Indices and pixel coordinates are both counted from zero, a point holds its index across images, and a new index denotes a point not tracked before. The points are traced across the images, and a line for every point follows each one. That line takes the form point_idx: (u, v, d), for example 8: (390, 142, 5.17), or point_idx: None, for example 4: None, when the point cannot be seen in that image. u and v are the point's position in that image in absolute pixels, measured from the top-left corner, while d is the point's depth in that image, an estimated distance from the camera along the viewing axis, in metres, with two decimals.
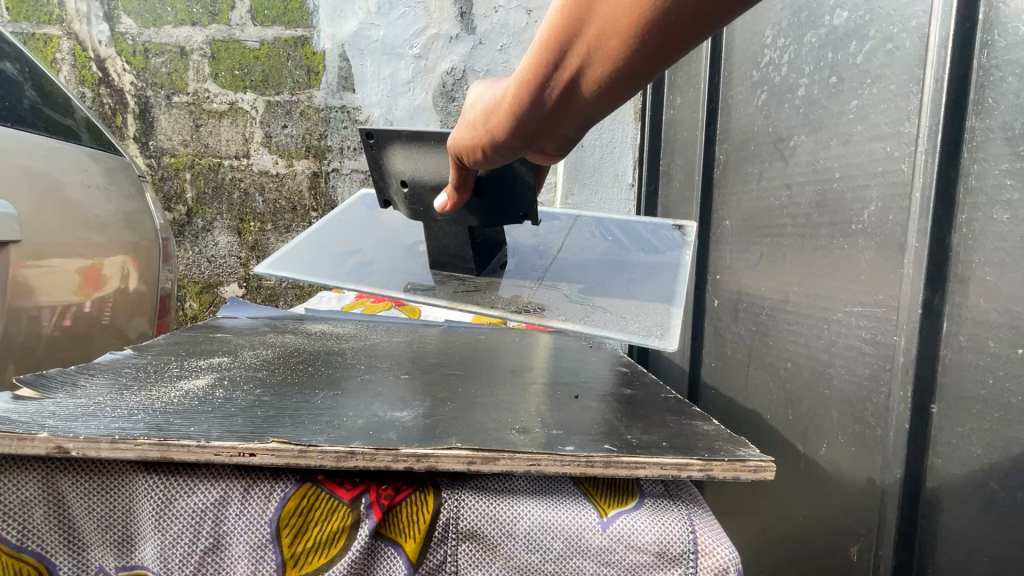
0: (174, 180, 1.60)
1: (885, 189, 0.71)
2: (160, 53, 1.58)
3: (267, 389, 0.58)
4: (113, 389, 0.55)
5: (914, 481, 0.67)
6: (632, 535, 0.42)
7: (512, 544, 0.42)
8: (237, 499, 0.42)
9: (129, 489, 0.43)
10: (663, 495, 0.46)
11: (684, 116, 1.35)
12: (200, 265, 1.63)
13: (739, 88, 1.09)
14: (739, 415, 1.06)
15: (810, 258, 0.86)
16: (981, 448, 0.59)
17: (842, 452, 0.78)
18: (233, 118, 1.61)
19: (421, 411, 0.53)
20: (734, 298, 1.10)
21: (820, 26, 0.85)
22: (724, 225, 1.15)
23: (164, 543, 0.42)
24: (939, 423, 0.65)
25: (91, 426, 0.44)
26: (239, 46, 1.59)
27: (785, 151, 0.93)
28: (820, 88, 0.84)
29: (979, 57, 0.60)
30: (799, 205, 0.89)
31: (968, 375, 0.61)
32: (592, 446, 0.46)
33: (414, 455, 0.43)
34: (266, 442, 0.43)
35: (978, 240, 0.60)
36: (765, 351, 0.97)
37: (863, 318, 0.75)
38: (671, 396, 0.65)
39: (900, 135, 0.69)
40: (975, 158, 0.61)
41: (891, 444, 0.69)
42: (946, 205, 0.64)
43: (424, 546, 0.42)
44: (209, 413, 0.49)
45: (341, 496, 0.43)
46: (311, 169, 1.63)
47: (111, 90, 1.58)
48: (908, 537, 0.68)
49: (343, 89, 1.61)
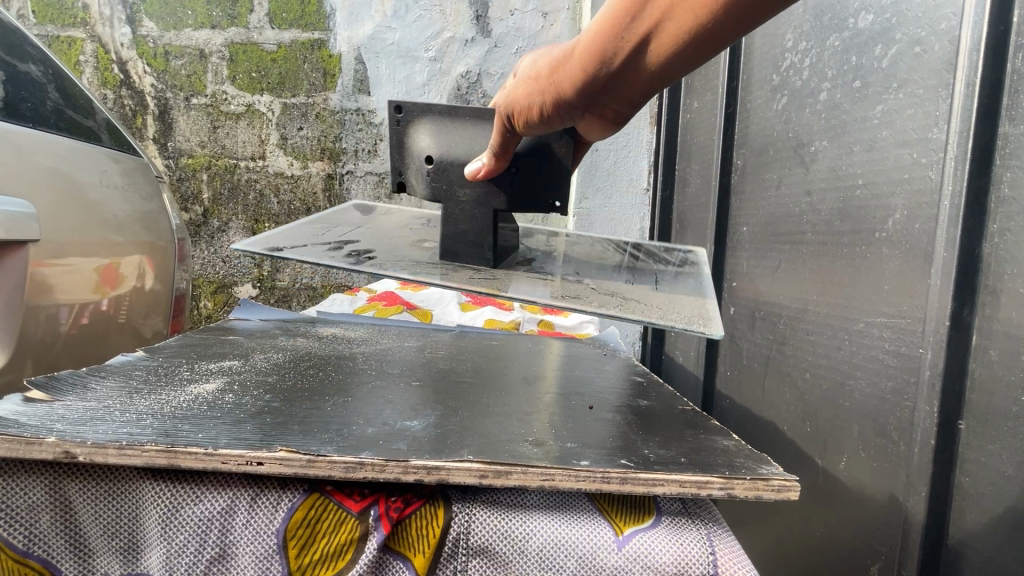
0: (191, 181, 1.62)
1: (912, 197, 0.69)
2: (180, 55, 1.60)
3: (277, 394, 0.58)
4: (125, 392, 0.55)
5: (939, 500, 0.65)
6: (650, 556, 0.40)
7: (523, 562, 0.41)
8: (244, 509, 0.42)
9: (136, 496, 0.43)
10: (680, 512, 0.44)
11: (701, 120, 1.33)
12: (215, 265, 1.65)
13: (759, 92, 1.07)
14: (755, 426, 1.03)
15: (830, 267, 0.84)
16: (1012, 468, 0.57)
17: (863, 467, 0.76)
18: (249, 120, 1.62)
19: (431, 420, 0.52)
20: (751, 307, 1.07)
21: (844, 29, 0.83)
22: (741, 231, 1.12)
23: (169, 552, 0.42)
24: (968, 440, 0.62)
25: (99, 430, 0.44)
26: (257, 48, 1.61)
27: (806, 156, 0.91)
28: (843, 93, 0.82)
29: (1013, 61, 0.58)
30: (820, 213, 0.87)
31: (999, 391, 0.59)
32: (607, 461, 0.45)
33: (424, 467, 0.42)
34: (274, 451, 0.42)
35: (1010, 251, 0.58)
36: (783, 361, 0.95)
37: (886, 330, 0.72)
38: (688, 408, 0.63)
39: (928, 141, 0.67)
40: (1009, 165, 0.58)
41: (916, 460, 0.67)
42: (976, 214, 0.61)
43: (434, 561, 0.41)
44: (219, 419, 0.49)
45: (350, 507, 0.43)
46: (325, 171, 1.64)
47: (132, 92, 1.60)
48: (934, 557, 0.66)
49: (358, 92, 1.62)
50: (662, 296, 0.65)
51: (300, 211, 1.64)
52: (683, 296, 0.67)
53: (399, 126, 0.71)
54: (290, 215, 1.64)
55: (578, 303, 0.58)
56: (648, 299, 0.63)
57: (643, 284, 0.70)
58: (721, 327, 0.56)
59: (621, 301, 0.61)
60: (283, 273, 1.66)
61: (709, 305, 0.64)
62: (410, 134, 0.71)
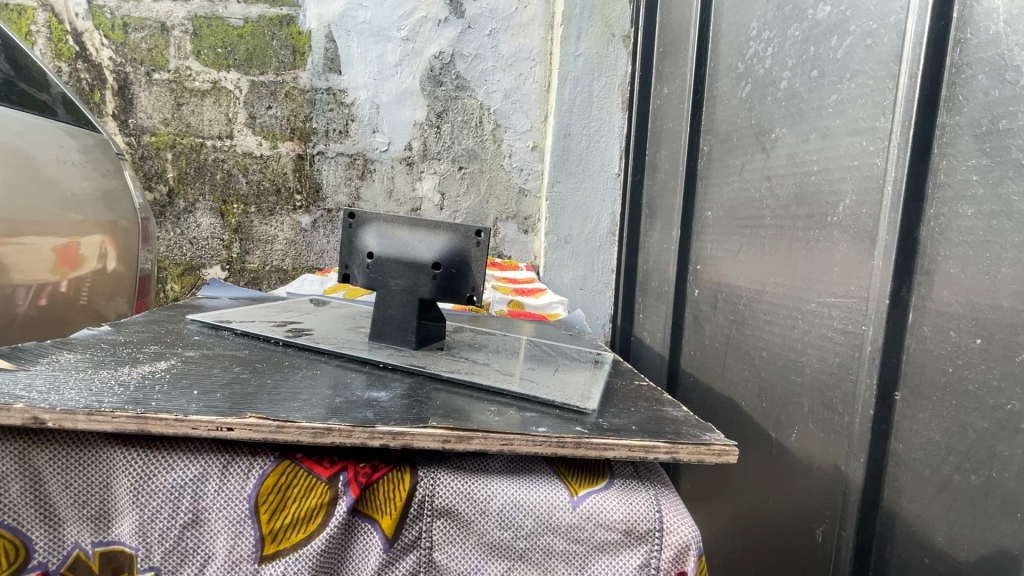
0: (154, 159, 1.57)
1: (860, 183, 0.73)
2: (140, 28, 1.55)
3: (246, 367, 0.59)
4: (91, 364, 0.55)
5: (877, 466, 0.69)
6: (601, 513, 0.43)
7: (485, 521, 0.44)
8: (216, 476, 0.43)
9: (106, 464, 0.44)
10: (632, 476, 0.48)
11: (670, 107, 1.36)
12: (182, 247, 1.61)
13: (725, 80, 1.10)
14: (716, 403, 1.08)
15: (787, 250, 0.88)
16: (939, 433, 0.61)
17: (811, 438, 0.80)
18: (216, 97, 1.58)
19: (399, 392, 0.54)
20: (713, 289, 1.12)
21: (804, 19, 0.86)
22: (707, 216, 1.16)
23: (142, 518, 0.43)
24: (902, 410, 0.67)
25: (69, 398, 0.44)
26: (222, 23, 1.57)
27: (766, 143, 0.95)
28: (802, 82, 0.85)
29: (952, 55, 0.62)
30: (779, 197, 0.90)
31: (930, 364, 0.63)
32: (564, 428, 0.48)
33: (389, 433, 0.44)
34: (244, 418, 0.43)
35: (944, 234, 0.62)
36: (742, 339, 0.99)
37: (835, 309, 0.77)
38: (644, 383, 0.67)
39: (875, 130, 0.71)
40: (945, 154, 0.62)
41: (857, 429, 0.71)
42: (916, 199, 0.65)
43: (400, 522, 0.44)
44: (188, 389, 0.50)
45: (320, 474, 0.44)
46: (296, 152, 1.61)
47: (89, 65, 1.54)
48: (871, 518, 0.71)
49: (329, 71, 1.59)
50: (557, 374, 0.64)
51: (270, 191, 1.61)
52: (582, 377, 0.65)
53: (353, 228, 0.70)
54: (260, 195, 1.61)
55: (459, 374, 0.59)
56: (539, 375, 0.62)
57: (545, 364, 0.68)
58: (595, 402, 0.54)
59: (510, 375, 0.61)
60: (253, 255, 1.63)
61: (599, 384, 0.62)
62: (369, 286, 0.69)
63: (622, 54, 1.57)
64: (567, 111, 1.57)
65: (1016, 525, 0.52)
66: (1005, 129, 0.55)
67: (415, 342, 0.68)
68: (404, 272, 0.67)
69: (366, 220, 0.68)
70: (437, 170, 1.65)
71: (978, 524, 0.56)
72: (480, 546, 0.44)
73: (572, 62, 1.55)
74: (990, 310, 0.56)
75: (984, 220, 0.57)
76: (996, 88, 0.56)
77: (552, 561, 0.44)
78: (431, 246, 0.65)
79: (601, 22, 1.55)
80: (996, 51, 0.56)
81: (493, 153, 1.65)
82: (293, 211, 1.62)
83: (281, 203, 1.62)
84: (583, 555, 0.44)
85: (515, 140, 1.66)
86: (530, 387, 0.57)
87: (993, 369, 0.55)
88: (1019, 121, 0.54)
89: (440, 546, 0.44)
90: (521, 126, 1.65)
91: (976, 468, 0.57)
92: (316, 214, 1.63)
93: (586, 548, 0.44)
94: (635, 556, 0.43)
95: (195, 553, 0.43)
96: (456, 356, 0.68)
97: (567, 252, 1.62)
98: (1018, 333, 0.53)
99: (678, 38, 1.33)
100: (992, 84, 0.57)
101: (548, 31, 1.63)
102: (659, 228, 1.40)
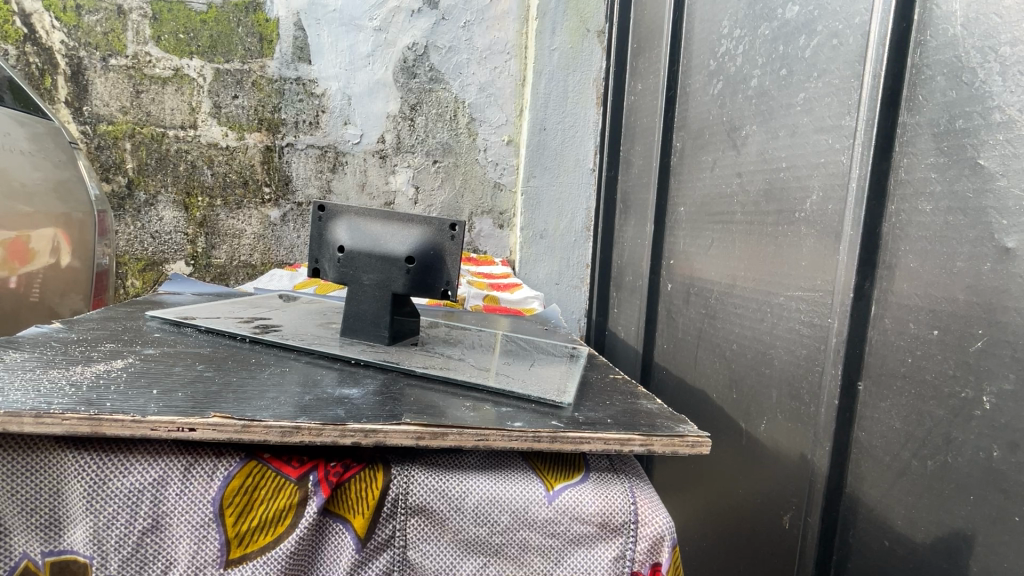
0: (112, 150, 1.50)
1: (827, 180, 0.75)
2: (94, 10, 1.47)
3: (209, 366, 0.56)
4: (41, 363, 0.52)
5: (841, 453, 0.72)
6: (577, 507, 0.43)
7: (460, 518, 0.43)
8: (177, 479, 0.42)
9: (57, 470, 0.41)
10: (607, 469, 0.48)
11: (644, 102, 1.37)
12: (143, 241, 1.54)
13: (697, 77, 1.11)
14: (688, 395, 1.10)
15: (758, 245, 0.90)
16: (899, 422, 0.63)
17: (779, 428, 0.82)
18: (178, 85, 1.52)
19: (371, 389, 0.53)
20: (686, 284, 1.13)
21: (774, 18, 0.87)
22: (679, 212, 1.18)
23: (97, 525, 0.41)
24: (864, 399, 0.69)
25: (14, 400, 0.42)
26: (184, 8, 1.50)
27: (737, 140, 0.96)
28: (771, 80, 0.87)
29: (912, 56, 0.63)
30: (749, 193, 0.92)
31: (891, 355, 0.65)
32: (539, 423, 0.47)
33: (361, 430, 0.43)
34: (207, 417, 0.42)
35: (904, 230, 0.64)
36: (714, 332, 1.01)
37: (802, 302, 0.79)
38: (619, 377, 0.68)
39: (841, 128, 0.73)
40: (905, 152, 0.64)
41: (822, 419, 0.73)
42: (879, 196, 0.67)
43: (373, 521, 0.43)
44: (147, 388, 0.48)
45: (289, 474, 0.43)
46: (263, 144, 1.56)
47: (39, 48, 1.45)
48: (835, 505, 0.73)
49: (298, 60, 1.55)
50: (533, 368, 0.64)
51: (237, 184, 1.56)
52: (556, 370, 0.65)
53: (323, 221, 0.68)
54: (226, 187, 1.55)
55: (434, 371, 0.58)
56: (515, 371, 0.62)
57: (521, 359, 0.68)
58: (570, 395, 0.54)
59: (485, 370, 0.60)
60: (219, 250, 1.58)
61: (574, 377, 0.62)
62: (343, 279, 0.68)
63: (597, 50, 1.57)
64: (542, 106, 1.57)
65: (969, 507, 0.55)
66: (962, 129, 0.57)
67: (388, 338, 0.67)
68: (376, 266, 0.66)
69: (336, 213, 0.67)
70: (410, 164, 1.62)
71: (935, 507, 0.59)
72: (456, 544, 0.44)
73: (547, 57, 1.55)
74: (947, 302, 0.58)
75: (942, 217, 0.59)
76: (953, 89, 0.58)
77: (527, 555, 0.44)
78: (404, 241, 0.64)
79: (576, 17, 1.55)
80: (955, 53, 0.58)
81: (468, 147, 1.64)
82: (261, 205, 1.57)
83: (249, 196, 1.57)
84: (559, 549, 0.44)
85: (491, 134, 1.64)
86: (507, 381, 0.56)
87: (949, 360, 0.58)
88: (974, 121, 0.56)
89: (414, 544, 0.44)
90: (496, 121, 1.64)
91: (933, 454, 0.59)
92: (285, 207, 1.59)
93: (562, 542, 0.44)
94: (610, 548, 0.43)
95: (156, 559, 0.42)
96: (430, 351, 0.67)
97: (543, 247, 1.62)
98: (973, 324, 0.55)
99: (651, 33, 1.33)
100: (949, 85, 0.59)
101: (523, 25, 1.62)
102: (633, 223, 1.41)
